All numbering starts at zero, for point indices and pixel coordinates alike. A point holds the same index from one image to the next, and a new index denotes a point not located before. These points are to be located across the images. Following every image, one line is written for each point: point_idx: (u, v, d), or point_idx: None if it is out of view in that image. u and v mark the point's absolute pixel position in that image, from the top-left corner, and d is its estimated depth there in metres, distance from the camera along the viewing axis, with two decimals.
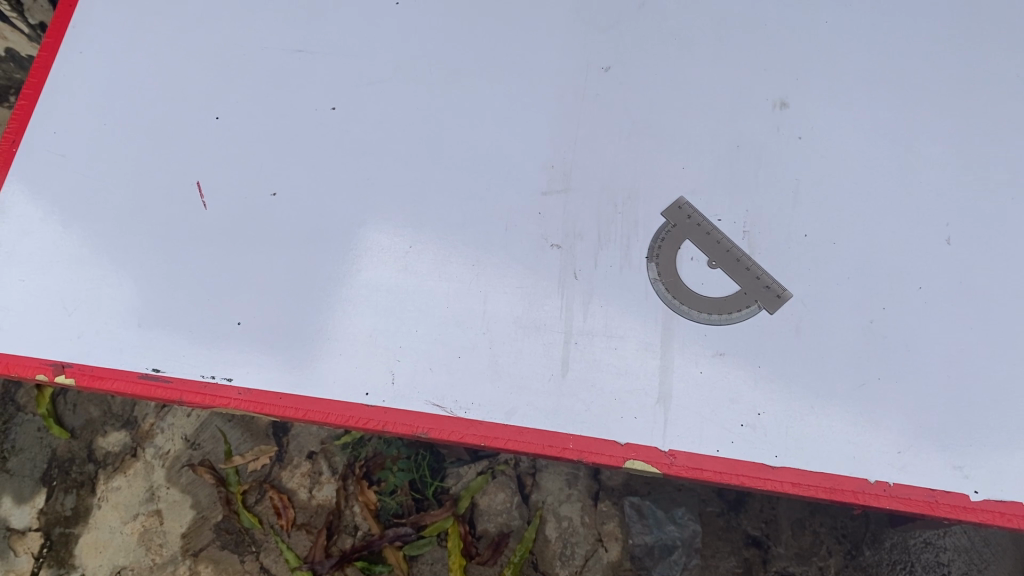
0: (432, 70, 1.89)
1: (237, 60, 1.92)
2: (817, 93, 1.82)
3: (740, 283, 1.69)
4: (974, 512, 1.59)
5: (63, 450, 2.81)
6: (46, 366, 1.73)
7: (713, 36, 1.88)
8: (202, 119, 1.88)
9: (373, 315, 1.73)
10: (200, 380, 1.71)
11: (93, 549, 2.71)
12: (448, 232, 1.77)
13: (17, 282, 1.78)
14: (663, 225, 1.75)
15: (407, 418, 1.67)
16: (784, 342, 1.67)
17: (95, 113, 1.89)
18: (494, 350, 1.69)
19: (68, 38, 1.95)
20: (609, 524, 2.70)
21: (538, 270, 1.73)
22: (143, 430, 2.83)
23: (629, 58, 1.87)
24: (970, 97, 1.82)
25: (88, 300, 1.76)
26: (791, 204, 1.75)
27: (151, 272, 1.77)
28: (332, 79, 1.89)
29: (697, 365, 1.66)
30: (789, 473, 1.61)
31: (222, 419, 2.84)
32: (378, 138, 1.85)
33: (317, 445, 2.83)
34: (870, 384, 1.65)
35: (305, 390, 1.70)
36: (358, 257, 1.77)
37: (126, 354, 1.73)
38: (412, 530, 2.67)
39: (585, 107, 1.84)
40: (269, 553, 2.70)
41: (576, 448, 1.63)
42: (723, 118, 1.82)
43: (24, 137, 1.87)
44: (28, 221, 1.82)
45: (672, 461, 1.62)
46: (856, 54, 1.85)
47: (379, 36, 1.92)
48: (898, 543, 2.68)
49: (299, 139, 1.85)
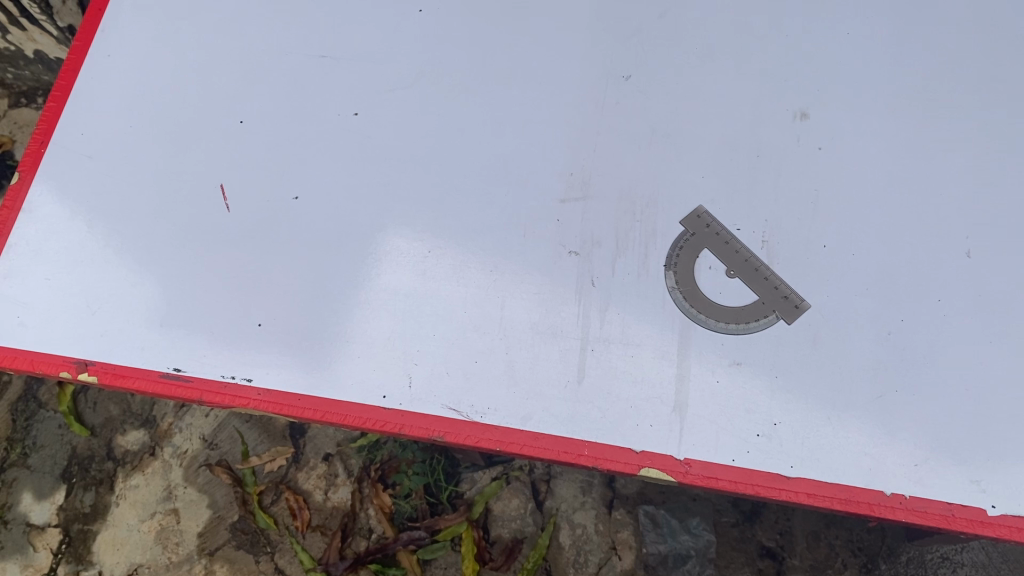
0: (453, 77, 1.91)
1: (261, 66, 1.95)
2: (838, 103, 1.82)
3: (758, 293, 1.68)
4: (990, 526, 1.56)
5: (83, 447, 2.85)
6: (70, 364, 1.77)
7: (733, 46, 1.88)
8: (227, 122, 1.91)
9: (391, 319, 1.74)
10: (219, 380, 1.74)
11: (111, 546, 2.75)
12: (466, 237, 1.79)
13: (42, 280, 1.82)
14: (681, 233, 1.75)
15: (423, 422, 1.68)
16: (800, 352, 1.66)
17: (122, 115, 1.93)
18: (511, 355, 1.70)
19: (96, 41, 2.00)
20: (623, 532, 2.69)
21: (555, 277, 1.74)
22: (162, 429, 2.87)
23: (649, 66, 1.88)
24: (994, 109, 1.80)
25: (111, 300, 1.80)
26: (810, 214, 1.75)
27: (174, 272, 1.81)
28: (354, 86, 1.92)
29: (713, 374, 1.66)
30: (804, 484, 1.59)
31: (239, 420, 2.88)
32: (398, 144, 1.87)
33: (334, 448, 2.85)
34: (887, 396, 1.63)
35: (323, 392, 1.71)
36: (378, 262, 1.79)
37: (147, 353, 1.76)
38: (426, 534, 2.68)
39: (604, 116, 1.85)
40: (284, 554, 2.72)
41: (590, 454, 1.63)
42: (742, 127, 1.81)
43: (53, 138, 1.92)
44: (55, 221, 1.86)
45: (687, 469, 1.61)
46: (879, 65, 1.84)
47: (401, 44, 1.94)
48: (914, 558, 2.64)
49: (321, 145, 1.88)
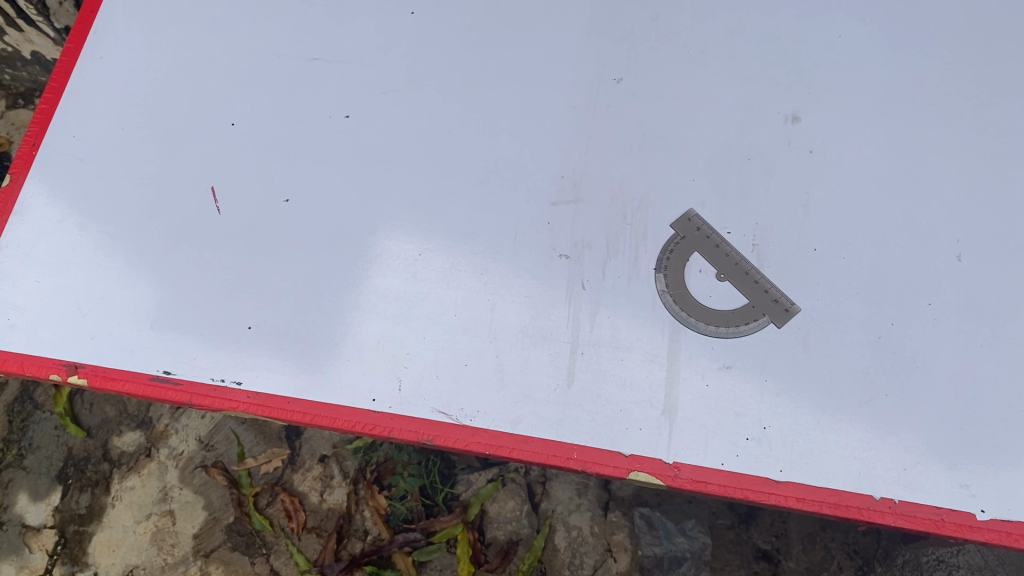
0: (445, 80, 1.91)
1: (253, 69, 1.95)
2: (830, 107, 1.82)
3: (748, 296, 1.68)
4: (979, 531, 1.56)
5: (79, 449, 2.85)
6: (60, 366, 1.77)
7: (724, 49, 1.87)
8: (218, 125, 1.91)
9: (383, 322, 1.74)
10: (210, 383, 1.74)
11: (106, 547, 2.75)
12: (457, 240, 1.79)
13: (33, 283, 1.82)
14: (672, 237, 1.75)
15: (414, 425, 1.68)
16: (790, 356, 1.66)
17: (114, 117, 1.94)
18: (501, 358, 1.70)
19: (89, 43, 2.00)
20: (619, 534, 2.68)
21: (545, 280, 1.74)
22: (157, 431, 2.87)
23: (641, 69, 1.88)
24: (987, 112, 1.80)
25: (101, 303, 1.80)
26: (801, 217, 1.74)
27: (165, 275, 1.81)
28: (346, 89, 1.92)
29: (703, 378, 1.66)
30: (793, 488, 1.59)
31: (235, 421, 2.88)
32: (389, 147, 1.87)
33: (329, 449, 2.85)
34: (878, 400, 1.63)
35: (314, 395, 1.72)
36: (370, 265, 1.79)
37: (137, 355, 1.76)
38: (422, 536, 2.68)
39: (595, 119, 1.85)
40: (279, 556, 2.72)
41: (580, 458, 1.63)
42: (733, 130, 1.81)
43: (45, 140, 1.93)
44: (47, 224, 1.86)
45: (676, 473, 1.61)
46: (871, 68, 1.84)
47: (393, 46, 1.94)
48: (910, 561, 2.64)
49: (312, 148, 1.88)
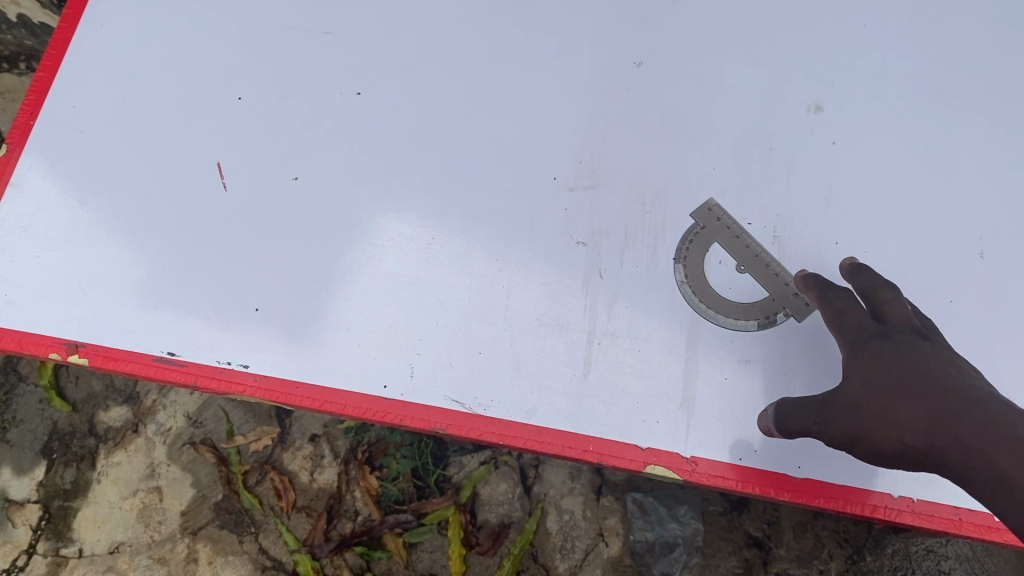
0: (461, 57, 1.85)
1: (260, 39, 1.87)
2: (853, 99, 1.79)
3: (767, 289, 1.67)
4: (997, 531, 1.58)
5: (64, 423, 2.78)
6: (59, 345, 1.70)
7: (749, 34, 1.83)
8: (224, 98, 1.83)
9: (393, 305, 1.70)
10: (214, 365, 1.69)
11: (91, 524, 2.70)
12: (472, 224, 1.74)
13: (31, 258, 1.74)
14: (691, 226, 1.72)
15: (425, 413, 1.65)
16: (809, 352, 1.65)
17: (116, 86, 1.85)
18: (515, 346, 1.66)
19: (89, 7, 1.90)
20: (611, 519, 2.69)
21: (563, 268, 1.70)
22: (145, 406, 2.81)
23: (663, 53, 1.83)
24: (1009, 107, 1.78)
25: (103, 281, 1.73)
26: (823, 211, 1.72)
27: (167, 252, 1.74)
28: (358, 63, 1.85)
29: (722, 371, 1.64)
30: (809, 484, 1.60)
31: (224, 398, 2.82)
32: (402, 125, 1.81)
33: (320, 429, 2.80)
34: None
35: (319, 379, 1.67)
36: (379, 246, 1.73)
37: (140, 335, 1.70)
38: (413, 518, 2.66)
39: (615, 103, 1.80)
40: (268, 535, 2.69)
41: (595, 450, 1.61)
42: (757, 120, 1.78)
43: (42, 108, 1.83)
44: (44, 195, 1.77)
45: (693, 468, 1.60)
46: (895, 60, 1.81)
47: (407, 20, 1.87)
48: (899, 550, 2.67)
49: (322, 123, 1.81)
